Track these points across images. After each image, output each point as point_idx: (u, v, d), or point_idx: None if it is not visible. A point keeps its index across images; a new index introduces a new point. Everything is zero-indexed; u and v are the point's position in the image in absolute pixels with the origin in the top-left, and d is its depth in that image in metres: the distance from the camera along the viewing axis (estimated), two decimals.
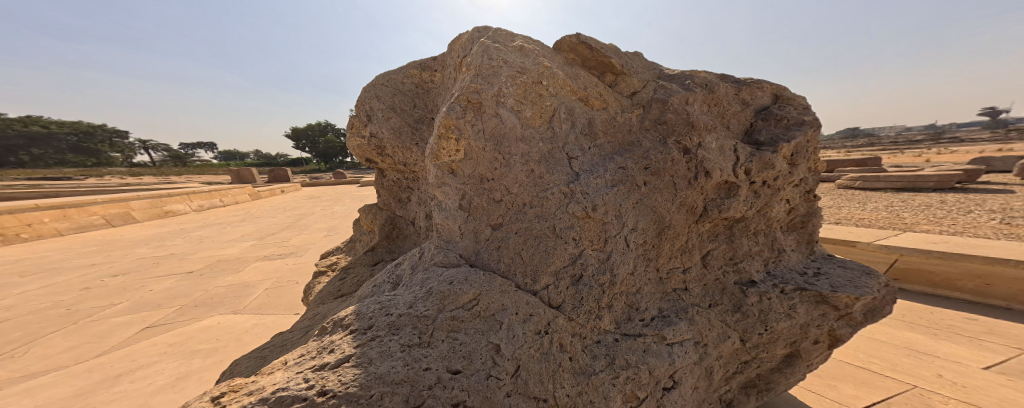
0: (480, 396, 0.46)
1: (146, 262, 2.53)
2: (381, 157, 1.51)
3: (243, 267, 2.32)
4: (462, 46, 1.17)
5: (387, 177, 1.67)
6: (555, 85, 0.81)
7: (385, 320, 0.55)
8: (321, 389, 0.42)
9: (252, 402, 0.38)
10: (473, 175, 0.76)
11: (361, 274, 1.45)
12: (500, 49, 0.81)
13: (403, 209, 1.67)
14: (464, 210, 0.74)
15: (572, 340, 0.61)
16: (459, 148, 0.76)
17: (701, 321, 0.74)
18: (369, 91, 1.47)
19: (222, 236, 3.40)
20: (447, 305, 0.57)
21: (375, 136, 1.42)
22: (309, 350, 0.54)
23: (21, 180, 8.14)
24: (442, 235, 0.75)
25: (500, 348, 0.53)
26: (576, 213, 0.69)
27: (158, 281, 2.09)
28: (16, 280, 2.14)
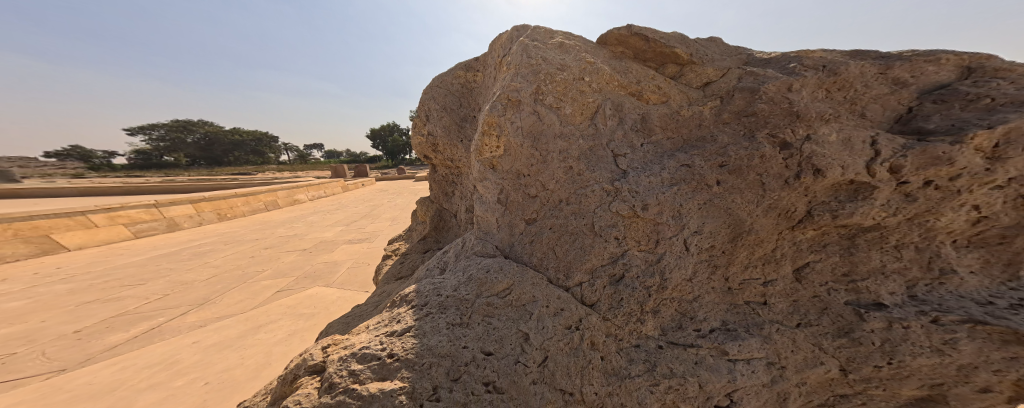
0: (508, 378, 0.51)
1: (286, 238, 3.24)
2: (434, 154, 1.64)
3: (334, 248, 2.80)
4: (502, 45, 1.21)
5: (437, 173, 1.80)
6: (598, 80, 0.79)
7: (436, 299, 0.63)
8: (387, 352, 0.52)
9: (348, 355, 0.52)
10: (511, 170, 0.80)
11: (415, 260, 1.62)
12: (539, 47, 0.83)
13: (449, 202, 1.80)
14: (501, 204, 0.79)
15: (605, 340, 0.59)
16: (500, 145, 0.80)
17: (780, 340, 0.59)
18: (427, 93, 1.61)
19: (323, 221, 4.14)
20: (484, 291, 0.63)
21: (428, 134, 1.55)
22: (380, 318, 0.67)
23: (209, 175, 11.26)
24: (482, 227, 0.81)
25: (529, 337, 0.57)
26: (620, 212, 0.67)
27: (287, 254, 2.67)
28: (222, 245, 2.94)
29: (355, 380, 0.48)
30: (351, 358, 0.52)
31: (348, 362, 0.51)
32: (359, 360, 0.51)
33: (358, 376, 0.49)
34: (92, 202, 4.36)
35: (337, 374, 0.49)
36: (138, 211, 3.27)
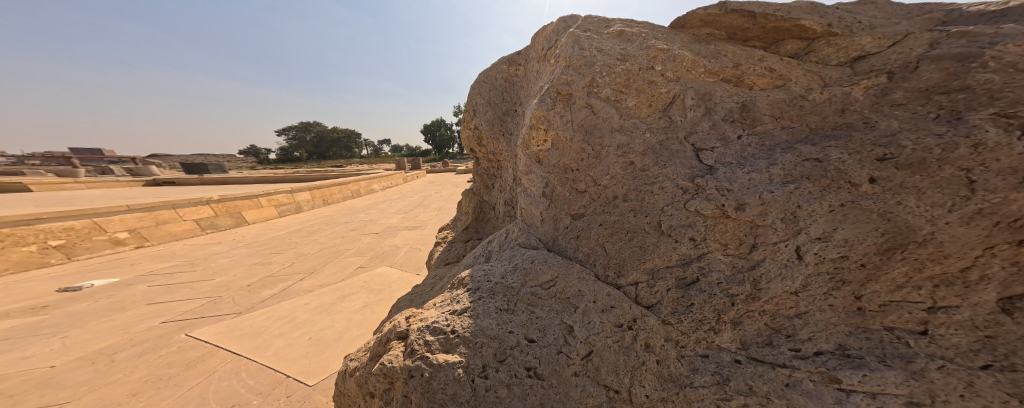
0: (550, 366, 0.52)
1: (361, 222, 3.69)
2: (478, 147, 1.67)
3: (395, 233, 3.13)
4: (547, 37, 1.27)
5: (480, 166, 1.84)
6: (673, 68, 0.73)
7: (486, 284, 0.65)
8: (449, 327, 0.56)
9: (425, 326, 0.57)
10: (558, 164, 0.78)
11: (461, 248, 1.69)
12: (593, 37, 0.79)
13: (490, 195, 1.84)
14: (547, 197, 0.77)
15: (664, 345, 0.56)
16: (547, 139, 0.78)
17: (941, 380, 0.42)
18: (473, 89, 1.67)
19: (385, 208, 4.66)
20: (529, 281, 0.64)
21: (474, 128, 1.60)
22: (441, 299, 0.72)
23: (300, 166, 13.46)
24: (524, 219, 0.80)
25: (573, 330, 0.56)
26: (703, 211, 0.61)
27: (359, 236, 3.07)
28: (326, 226, 3.47)
29: (428, 349, 0.52)
30: (424, 330, 0.57)
31: (424, 331, 0.56)
32: (431, 332, 0.55)
33: (428, 345, 0.53)
34: (233, 187, 5.62)
35: (415, 342, 0.54)
36: (281, 196, 3.97)
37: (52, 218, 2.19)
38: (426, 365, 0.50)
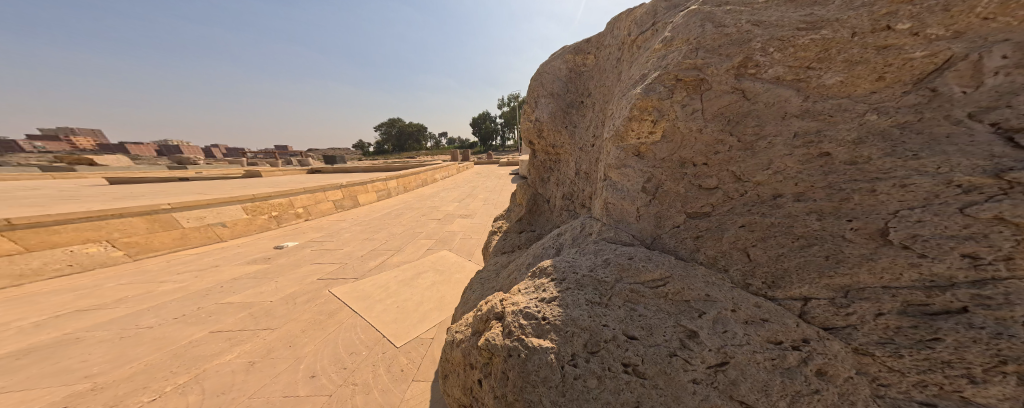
0: (657, 367, 0.49)
1: (427, 208, 4.26)
2: (538, 139, 1.67)
3: (454, 219, 3.52)
4: (633, 21, 1.28)
5: (537, 158, 1.83)
6: (940, 22, 0.53)
7: (572, 276, 0.64)
8: (540, 315, 0.57)
9: (518, 311, 0.59)
10: (668, 157, 0.72)
11: (516, 240, 1.73)
12: (738, 11, 0.69)
13: (542, 187, 1.85)
14: (648, 192, 0.71)
15: (851, 375, 0.47)
16: (655, 130, 0.72)
17: None
18: (536, 80, 1.68)
19: (445, 195, 5.24)
20: (626, 277, 0.60)
21: (536, 117, 1.60)
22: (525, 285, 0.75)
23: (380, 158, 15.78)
24: (611, 214, 0.75)
25: (694, 335, 0.52)
26: (1014, 218, 0.41)
27: (428, 220, 3.55)
28: (404, 210, 4.09)
29: (523, 334, 0.55)
30: (518, 315, 0.59)
31: (519, 317, 0.58)
32: (525, 318, 0.57)
33: (522, 329, 0.56)
34: (333, 176, 6.99)
35: (511, 325, 0.58)
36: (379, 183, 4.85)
37: (276, 196, 3.21)
38: (524, 347, 0.52)
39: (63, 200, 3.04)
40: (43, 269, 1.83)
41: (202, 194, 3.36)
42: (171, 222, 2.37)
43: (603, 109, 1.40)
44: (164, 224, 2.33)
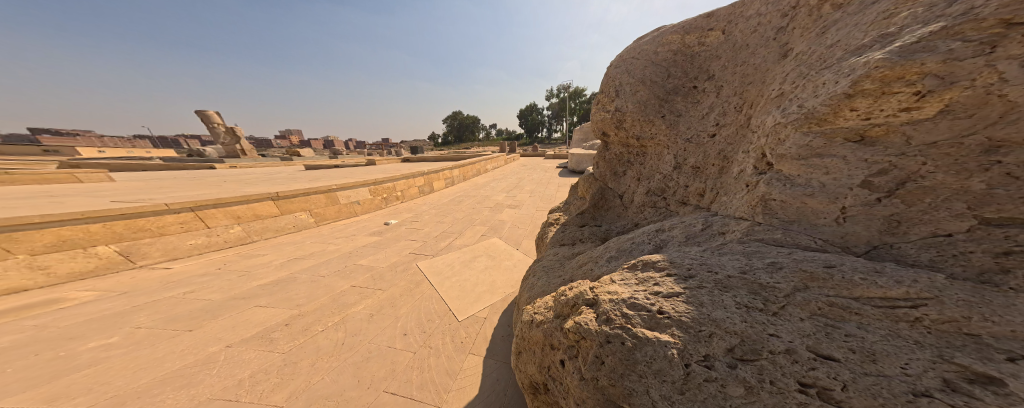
0: (864, 394, 0.52)
1: (478, 202, 5.32)
2: (617, 130, 1.84)
3: (493, 218, 4.54)
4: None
5: (611, 151, 2.03)
6: None
7: (712, 277, 0.77)
8: (653, 309, 0.74)
9: (623, 300, 0.80)
10: (935, 141, 0.66)
11: (575, 232, 1.88)
12: None
13: (619, 182, 2.01)
14: (883, 190, 0.71)
15: None
16: (910, 109, 0.68)
17: None
18: (621, 67, 1.83)
19: (490, 189, 6.39)
20: (808, 285, 0.67)
21: (614, 110, 1.79)
22: (625, 276, 0.94)
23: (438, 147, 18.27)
24: (783, 214, 0.87)
25: (971, 380, 0.49)
26: None
27: (475, 216, 4.62)
28: (458, 201, 5.33)
29: (630, 321, 0.74)
30: (620, 303, 0.80)
31: (615, 307, 0.80)
32: (630, 309, 0.77)
33: (617, 319, 0.77)
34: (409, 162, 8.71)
35: (608, 313, 0.80)
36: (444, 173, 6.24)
37: (385, 182, 4.72)
38: (625, 332, 0.73)
39: (276, 178, 5.01)
40: (284, 226, 3.41)
41: (339, 177, 5.06)
42: (335, 198, 3.98)
43: (746, 94, 1.37)
44: (331, 200, 3.91)
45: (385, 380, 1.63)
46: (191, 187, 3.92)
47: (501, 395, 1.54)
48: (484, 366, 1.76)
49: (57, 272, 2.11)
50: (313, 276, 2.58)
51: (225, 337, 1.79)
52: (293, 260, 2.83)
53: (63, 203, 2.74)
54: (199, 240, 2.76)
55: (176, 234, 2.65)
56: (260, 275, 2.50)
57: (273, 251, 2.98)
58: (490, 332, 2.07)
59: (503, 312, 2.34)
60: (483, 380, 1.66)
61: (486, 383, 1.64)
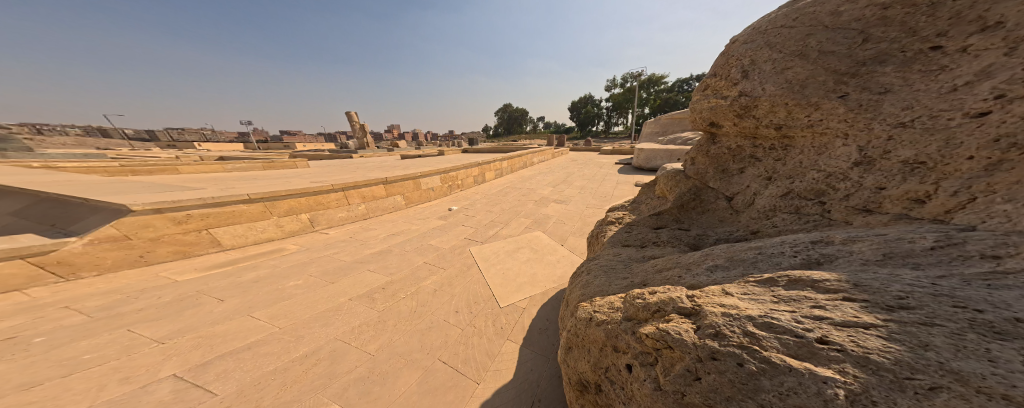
0: None
1: (529, 195, 5.66)
2: (738, 120, 1.45)
3: (539, 213, 4.84)
4: None
5: (721, 144, 1.66)
6: None
7: (960, 314, 0.52)
8: (803, 335, 0.61)
9: (762, 321, 0.67)
10: None
11: (645, 235, 1.70)
12: None
13: (732, 179, 1.59)
14: None
15: None
16: None
17: None
18: (753, 41, 1.39)
19: (540, 182, 6.69)
20: None
21: (731, 94, 1.43)
22: (755, 288, 0.80)
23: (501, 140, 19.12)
24: None
25: None
26: None
27: (523, 208, 5.01)
28: (511, 193, 5.80)
29: (764, 339, 0.64)
30: (743, 319, 0.70)
31: (733, 323, 0.70)
32: (760, 327, 0.66)
33: (734, 337, 0.68)
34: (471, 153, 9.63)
35: (722, 327, 0.70)
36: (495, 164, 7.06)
37: (451, 171, 5.65)
38: (748, 354, 0.64)
39: (373, 165, 6.44)
40: (380, 206, 4.48)
41: (418, 165, 6.10)
42: (414, 183, 4.99)
43: None
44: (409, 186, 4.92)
45: (441, 349, 1.98)
46: (331, 171, 5.43)
47: (534, 385, 1.72)
48: (521, 354, 1.96)
49: (278, 230, 3.36)
50: (400, 250, 3.42)
51: (347, 293, 2.53)
52: (388, 236, 3.79)
53: (289, 180, 4.28)
54: (339, 213, 3.96)
55: (332, 208, 3.87)
56: (363, 247, 3.39)
57: (373, 228, 4.00)
58: (528, 322, 2.30)
59: (542, 305, 2.54)
60: (518, 366, 1.87)
61: (521, 369, 1.83)
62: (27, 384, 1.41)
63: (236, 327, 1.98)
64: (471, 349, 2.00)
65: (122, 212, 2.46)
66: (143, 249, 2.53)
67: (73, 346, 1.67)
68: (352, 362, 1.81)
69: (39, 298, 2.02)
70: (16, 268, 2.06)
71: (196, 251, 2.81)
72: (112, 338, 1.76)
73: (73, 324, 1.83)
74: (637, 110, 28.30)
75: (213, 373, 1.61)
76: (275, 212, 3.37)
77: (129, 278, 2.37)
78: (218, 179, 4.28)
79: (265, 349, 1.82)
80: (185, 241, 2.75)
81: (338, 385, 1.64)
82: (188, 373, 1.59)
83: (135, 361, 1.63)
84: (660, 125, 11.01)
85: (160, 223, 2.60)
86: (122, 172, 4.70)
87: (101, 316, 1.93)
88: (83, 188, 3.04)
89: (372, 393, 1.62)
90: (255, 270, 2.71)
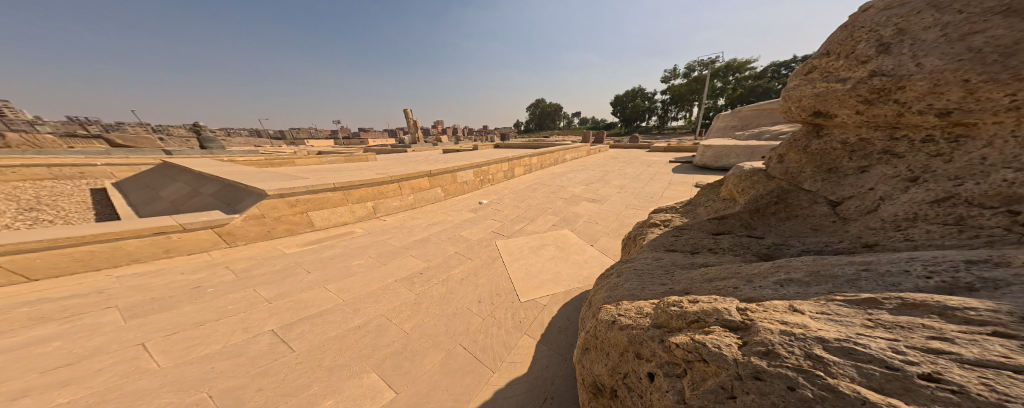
0: None
1: (563, 193, 5.61)
2: (859, 107, 1.26)
3: (572, 210, 4.77)
4: None
5: (831, 137, 1.45)
6: None
7: None
8: (896, 365, 0.61)
9: (845, 347, 0.68)
10: None
11: (698, 239, 1.70)
12: None
13: (838, 181, 1.41)
14: None
15: None
16: None
17: None
18: (910, 7, 1.16)
19: (575, 180, 6.61)
20: None
21: (855, 75, 1.24)
22: (841, 309, 0.80)
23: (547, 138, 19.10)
24: None
25: None
26: None
27: (554, 205, 5.02)
28: (545, 190, 5.83)
29: (833, 365, 0.66)
30: (810, 341, 0.73)
31: (796, 345, 0.74)
32: (835, 353, 0.68)
33: (793, 360, 0.72)
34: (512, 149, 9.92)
35: (775, 346, 0.76)
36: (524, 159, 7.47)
37: (484, 165, 6.12)
38: (803, 378, 0.67)
39: (421, 159, 7.23)
40: (424, 199, 5.03)
41: (460, 160, 6.58)
42: (453, 177, 5.49)
43: None
44: (449, 180, 5.41)
45: (463, 335, 2.15)
46: (391, 164, 6.24)
47: (547, 382, 1.75)
48: (537, 350, 2.00)
49: (351, 215, 4.11)
50: (436, 239, 3.77)
51: (394, 275, 2.93)
52: (428, 225, 4.21)
53: (361, 171, 5.14)
54: (396, 202, 4.62)
55: (390, 197, 4.51)
56: (408, 235, 3.89)
57: (416, 217, 4.51)
58: (547, 320, 2.32)
59: (564, 304, 2.53)
60: (533, 361, 1.92)
61: (536, 366, 1.88)
62: (196, 323, 2.05)
63: (313, 297, 2.48)
64: (490, 339, 2.12)
65: (264, 195, 3.42)
66: (271, 225, 3.45)
67: (217, 300, 2.32)
68: (391, 337, 2.09)
69: (212, 259, 2.92)
70: (205, 235, 3.04)
71: (300, 229, 3.68)
72: (238, 296, 2.39)
73: (221, 282, 2.56)
74: (706, 102, 24.94)
75: (295, 333, 2.05)
76: (350, 199, 4.11)
77: (255, 249, 3.20)
78: (314, 170, 5.37)
79: (330, 318, 2.24)
80: (295, 221, 3.63)
81: (379, 355, 1.91)
82: (279, 330, 2.06)
83: (250, 315, 2.19)
84: (738, 118, 9.39)
85: (281, 206, 3.50)
86: (264, 163, 6.33)
87: (234, 278, 2.64)
88: (244, 176, 4.27)
89: (404, 367, 1.85)
90: (332, 248, 3.39)
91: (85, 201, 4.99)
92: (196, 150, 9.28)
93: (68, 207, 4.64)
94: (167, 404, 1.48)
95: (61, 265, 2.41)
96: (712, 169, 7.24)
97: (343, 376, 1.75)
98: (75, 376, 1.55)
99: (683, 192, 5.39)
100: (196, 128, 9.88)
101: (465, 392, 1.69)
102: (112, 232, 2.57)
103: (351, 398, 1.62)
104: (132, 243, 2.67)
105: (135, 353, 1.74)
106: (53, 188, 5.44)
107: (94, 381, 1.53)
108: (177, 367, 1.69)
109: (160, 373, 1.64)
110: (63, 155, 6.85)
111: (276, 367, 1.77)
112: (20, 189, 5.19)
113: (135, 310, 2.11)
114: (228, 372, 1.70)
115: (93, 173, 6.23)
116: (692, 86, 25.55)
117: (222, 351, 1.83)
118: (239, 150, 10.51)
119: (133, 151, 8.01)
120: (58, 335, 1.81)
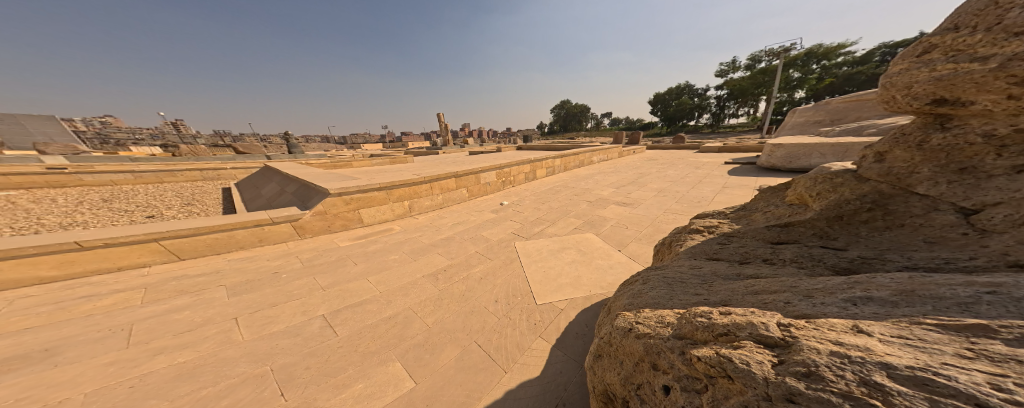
0: None
1: (590, 195, 5.40)
2: (1004, 91, 0.96)
3: (599, 212, 4.56)
4: None
5: (962, 127, 1.12)
6: None
7: None
8: (991, 403, 0.43)
9: (926, 376, 0.53)
10: None
11: (750, 247, 1.51)
12: None
13: (975, 183, 1.07)
14: None
15: None
16: None
17: None
18: None
19: (605, 182, 6.31)
20: None
21: (1003, 51, 0.95)
22: (929, 335, 0.65)
23: None
24: None
25: None
26: None
27: (578, 207, 4.87)
28: (572, 193, 5.69)
29: (896, 396, 0.52)
30: (870, 366, 0.60)
31: (849, 369, 0.62)
32: (902, 382, 0.54)
33: (842, 385, 0.60)
34: None
35: (819, 369, 0.65)
36: (551, 162, 7.41)
37: (507, 167, 6.26)
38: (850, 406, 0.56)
39: (453, 160, 7.71)
40: (453, 199, 5.36)
41: (488, 161, 6.85)
42: (479, 179, 5.75)
43: None
44: (474, 182, 5.67)
45: (479, 333, 2.19)
46: (426, 166, 6.78)
47: (561, 388, 1.68)
48: (551, 355, 1.93)
49: (391, 212, 4.60)
50: (460, 238, 3.95)
51: (423, 269, 3.17)
52: (453, 225, 4.45)
53: (401, 172, 5.69)
54: (428, 203, 5.02)
55: (423, 197, 4.92)
56: (438, 232, 4.17)
57: (444, 216, 4.83)
58: (565, 324, 2.23)
59: (583, 309, 2.40)
60: (546, 366, 1.85)
61: (549, 370, 1.81)
62: (271, 303, 2.50)
63: (356, 288, 2.81)
64: (506, 339, 2.12)
65: (326, 193, 4.03)
66: (331, 220, 4.05)
67: (287, 284, 2.81)
68: (416, 330, 2.25)
69: (288, 249, 3.55)
70: (286, 227, 3.72)
71: (350, 224, 4.24)
72: (301, 283, 2.84)
73: (291, 269, 3.10)
74: (780, 97, 21.28)
75: (340, 319, 2.34)
76: (391, 198, 4.60)
77: (316, 242, 3.79)
78: (364, 171, 6.12)
79: (368, 308, 2.51)
80: (348, 217, 4.19)
81: (404, 346, 2.06)
82: (328, 316, 2.38)
83: (309, 300, 2.57)
84: (825, 111, 7.81)
85: (337, 203, 4.06)
86: (329, 165, 7.50)
87: (300, 266, 3.17)
88: (313, 176, 5.09)
89: (424, 360, 1.96)
90: (373, 243, 3.83)
91: (217, 197, 6.57)
92: (286, 153, 11.54)
93: (205, 200, 6.16)
94: (242, 372, 1.81)
95: (197, 249, 3.20)
96: (781, 170, 6.14)
97: (372, 363, 1.92)
98: (190, 341, 2.02)
99: (736, 195, 4.68)
100: (288, 136, 12.27)
101: (477, 389, 1.72)
102: (228, 224, 3.29)
103: (377, 385, 1.77)
104: (239, 233, 3.39)
105: (229, 326, 2.19)
106: (200, 186, 7.34)
107: (202, 346, 1.98)
108: (254, 340, 2.07)
109: (243, 344, 2.03)
110: (208, 161, 9.23)
111: (322, 349, 2.03)
112: (182, 187, 7.14)
113: (234, 289, 2.68)
114: (287, 349, 2.01)
115: (225, 175, 8.22)
116: (764, 79, 22.15)
117: (285, 331, 2.19)
118: (317, 153, 12.67)
119: (247, 156, 10.29)
120: (185, 306, 2.39)
